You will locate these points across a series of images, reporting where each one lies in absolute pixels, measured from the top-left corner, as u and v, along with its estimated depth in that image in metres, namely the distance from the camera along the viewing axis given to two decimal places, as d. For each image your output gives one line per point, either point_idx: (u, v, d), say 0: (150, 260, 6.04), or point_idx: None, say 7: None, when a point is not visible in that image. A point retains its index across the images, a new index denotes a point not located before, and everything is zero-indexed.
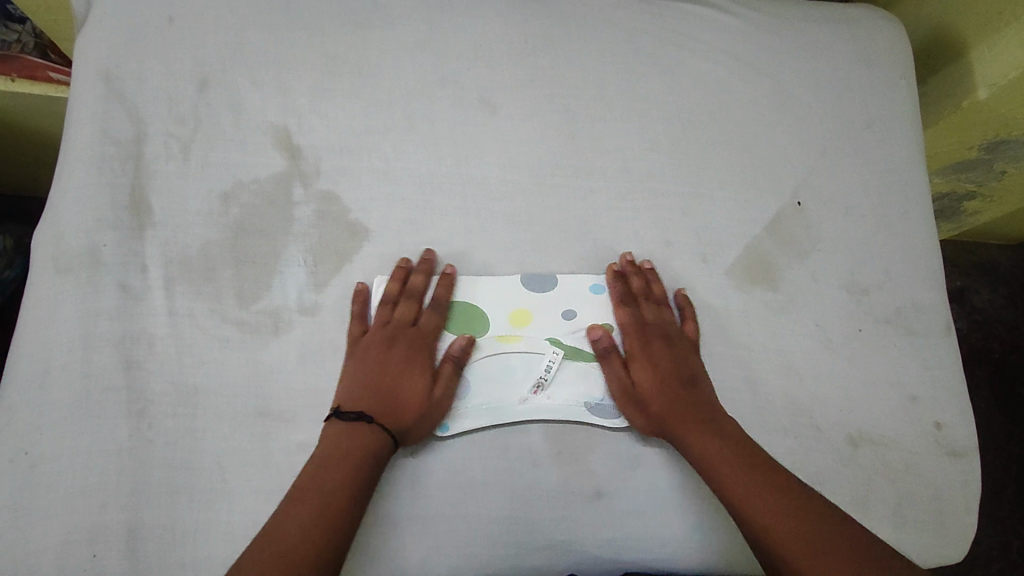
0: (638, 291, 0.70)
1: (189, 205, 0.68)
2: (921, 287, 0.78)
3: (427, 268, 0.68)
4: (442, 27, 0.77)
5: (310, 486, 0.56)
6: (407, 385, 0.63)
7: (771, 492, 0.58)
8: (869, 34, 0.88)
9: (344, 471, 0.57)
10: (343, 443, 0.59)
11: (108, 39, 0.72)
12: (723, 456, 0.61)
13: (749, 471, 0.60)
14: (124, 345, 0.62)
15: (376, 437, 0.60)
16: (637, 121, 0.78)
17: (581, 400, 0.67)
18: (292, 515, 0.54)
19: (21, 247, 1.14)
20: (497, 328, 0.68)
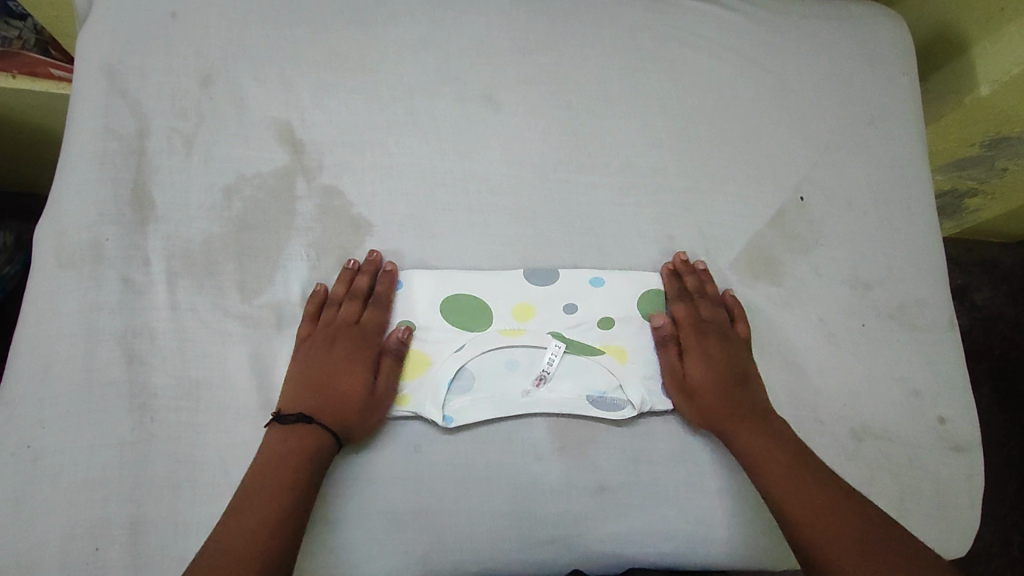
0: (692, 288, 0.71)
1: (191, 200, 0.68)
2: (924, 282, 0.78)
3: (372, 268, 0.67)
4: (445, 22, 0.77)
5: (256, 488, 0.56)
6: (347, 383, 0.62)
7: (819, 493, 0.58)
8: (871, 30, 0.88)
9: (289, 471, 0.57)
10: (287, 445, 0.58)
11: (111, 34, 0.72)
12: (762, 450, 0.62)
13: (788, 468, 0.60)
14: (126, 338, 0.62)
15: (319, 436, 0.59)
16: (640, 116, 0.78)
17: (582, 393, 0.66)
18: (240, 519, 0.54)
19: (21, 244, 1.14)
20: (498, 321, 0.68)
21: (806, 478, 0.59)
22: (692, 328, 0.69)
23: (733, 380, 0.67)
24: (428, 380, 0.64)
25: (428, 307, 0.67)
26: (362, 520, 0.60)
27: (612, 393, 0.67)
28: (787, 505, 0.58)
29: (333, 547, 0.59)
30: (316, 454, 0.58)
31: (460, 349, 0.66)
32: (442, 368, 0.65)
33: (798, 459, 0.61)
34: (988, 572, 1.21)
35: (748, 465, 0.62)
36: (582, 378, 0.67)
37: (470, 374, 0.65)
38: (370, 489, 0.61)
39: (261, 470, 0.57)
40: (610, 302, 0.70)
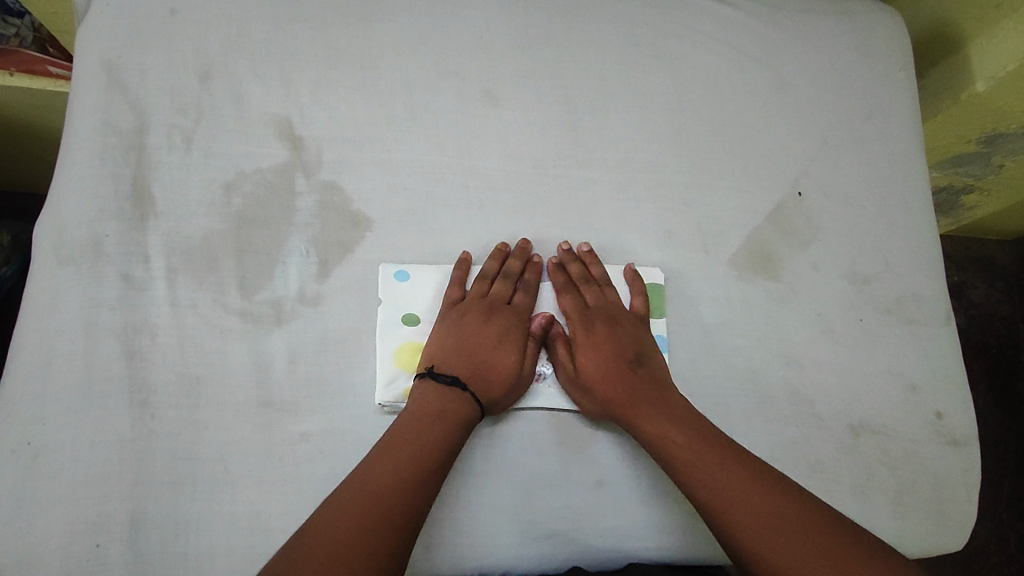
0: (575, 276, 0.70)
1: (191, 196, 0.68)
2: (921, 278, 0.78)
3: (525, 254, 0.70)
4: (444, 18, 0.77)
5: (392, 454, 0.56)
6: (498, 359, 0.64)
7: (729, 479, 0.56)
8: (867, 25, 0.89)
9: (426, 443, 0.57)
10: (429, 409, 0.59)
11: (110, 30, 0.72)
12: (667, 439, 0.60)
13: (707, 457, 0.58)
14: (126, 335, 0.62)
15: (464, 406, 0.60)
16: (639, 112, 0.78)
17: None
18: (387, 464, 0.55)
19: (18, 244, 1.14)
20: None
21: (728, 468, 0.57)
22: (580, 322, 0.68)
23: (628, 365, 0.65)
24: None
25: (428, 301, 0.68)
26: None
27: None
28: (705, 494, 0.57)
29: None
30: (455, 427, 0.59)
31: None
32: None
33: (710, 444, 0.59)
34: (983, 568, 1.22)
35: (661, 455, 0.60)
36: None
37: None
38: None
39: (395, 434, 0.58)
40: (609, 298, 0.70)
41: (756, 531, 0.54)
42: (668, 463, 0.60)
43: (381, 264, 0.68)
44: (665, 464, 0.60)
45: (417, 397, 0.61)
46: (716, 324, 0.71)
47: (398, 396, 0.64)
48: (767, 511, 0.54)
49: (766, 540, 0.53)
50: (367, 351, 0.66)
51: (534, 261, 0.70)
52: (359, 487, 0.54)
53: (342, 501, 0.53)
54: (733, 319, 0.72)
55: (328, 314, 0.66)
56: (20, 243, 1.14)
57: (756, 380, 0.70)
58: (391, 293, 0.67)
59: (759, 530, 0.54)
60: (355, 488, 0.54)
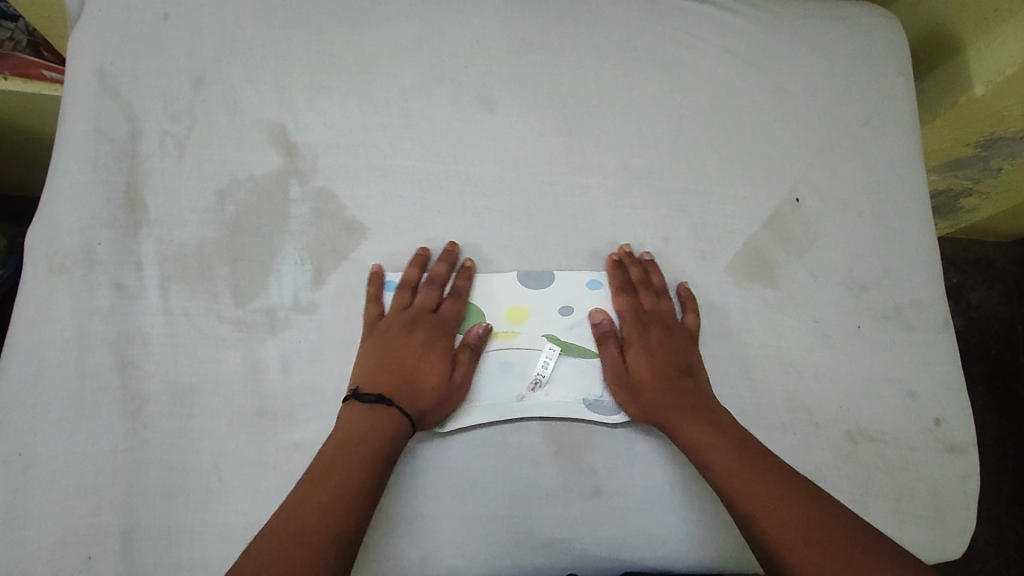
0: (635, 280, 0.70)
1: (184, 204, 0.67)
2: (919, 283, 0.78)
3: (447, 258, 0.68)
4: (440, 23, 0.77)
5: (317, 481, 0.55)
6: (425, 370, 0.63)
7: (763, 482, 0.58)
8: (865, 30, 0.88)
9: (354, 464, 0.57)
10: (355, 429, 0.59)
11: (103, 36, 0.71)
12: (705, 443, 0.61)
13: (745, 465, 0.59)
14: (119, 344, 0.62)
15: (391, 422, 0.60)
16: (636, 118, 0.78)
17: (578, 398, 0.66)
18: (313, 495, 0.54)
19: (12, 247, 1.15)
20: (494, 324, 0.68)
21: (766, 477, 0.58)
22: (635, 327, 0.68)
23: (677, 372, 0.66)
24: None
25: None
26: None
27: (607, 398, 0.67)
28: (742, 500, 0.57)
29: None
30: (382, 445, 0.58)
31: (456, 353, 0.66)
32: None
33: (745, 451, 0.60)
34: (982, 571, 1.22)
35: (698, 460, 0.61)
36: (577, 382, 0.67)
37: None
38: None
39: (322, 460, 0.57)
40: (605, 306, 0.70)
41: (790, 539, 0.54)
42: (704, 469, 0.61)
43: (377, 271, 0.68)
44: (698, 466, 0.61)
45: (345, 417, 0.60)
46: (713, 331, 0.71)
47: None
48: (802, 519, 0.55)
49: (801, 549, 0.53)
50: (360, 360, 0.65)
51: (463, 266, 0.68)
52: (285, 517, 0.53)
53: (271, 536, 0.52)
54: (730, 325, 0.71)
55: (323, 322, 0.66)
56: (14, 246, 1.14)
57: (753, 388, 0.69)
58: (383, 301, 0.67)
59: (790, 533, 0.54)
60: (281, 519, 0.53)
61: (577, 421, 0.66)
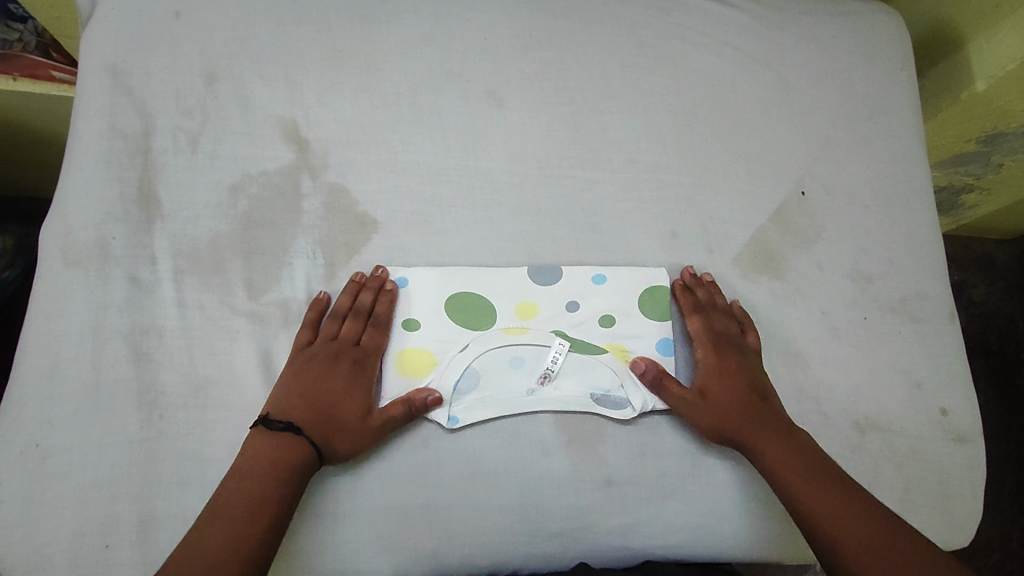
0: (704, 301, 0.71)
1: (197, 197, 0.68)
2: (925, 276, 0.78)
3: (375, 286, 0.66)
4: (447, 20, 0.78)
5: (218, 520, 0.54)
6: (346, 407, 0.61)
7: (842, 504, 0.58)
8: (867, 26, 0.89)
9: (257, 499, 0.55)
10: (258, 460, 0.57)
11: (116, 34, 0.72)
12: (782, 463, 0.62)
13: (822, 485, 0.60)
14: (134, 337, 0.62)
15: (295, 450, 0.58)
16: (642, 113, 0.79)
17: (586, 392, 0.67)
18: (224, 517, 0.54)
19: (21, 247, 1.16)
20: (505, 319, 0.68)
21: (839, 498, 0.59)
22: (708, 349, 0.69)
23: (747, 392, 0.66)
24: (438, 379, 0.65)
25: (434, 303, 0.67)
26: (369, 515, 0.60)
27: (615, 391, 0.67)
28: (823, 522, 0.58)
29: (342, 541, 0.59)
30: (286, 476, 0.57)
31: (465, 349, 0.66)
32: (449, 368, 0.65)
33: (824, 473, 0.61)
34: (986, 565, 1.22)
35: (775, 480, 0.62)
36: (585, 376, 0.67)
37: (475, 373, 0.66)
38: (377, 485, 0.61)
39: (223, 494, 0.56)
40: (613, 301, 0.70)
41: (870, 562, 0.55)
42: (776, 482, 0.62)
43: (389, 266, 0.68)
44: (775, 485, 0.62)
45: (250, 446, 0.58)
46: None
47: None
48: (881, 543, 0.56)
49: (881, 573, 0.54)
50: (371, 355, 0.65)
51: (386, 289, 0.67)
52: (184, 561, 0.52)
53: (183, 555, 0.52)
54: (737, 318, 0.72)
55: None
56: (22, 246, 1.15)
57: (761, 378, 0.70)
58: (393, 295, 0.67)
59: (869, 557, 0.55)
60: (182, 562, 0.52)
61: (587, 412, 0.66)
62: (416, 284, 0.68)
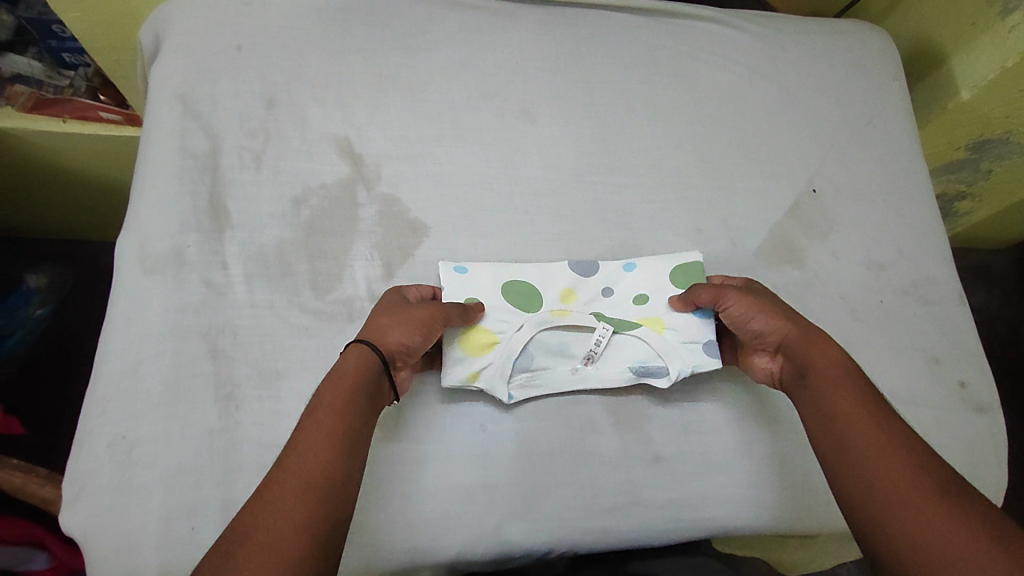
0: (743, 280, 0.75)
1: (262, 209, 0.74)
2: (933, 262, 0.84)
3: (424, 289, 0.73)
4: (481, 47, 0.86)
5: (279, 510, 0.47)
6: (387, 318, 0.63)
7: (886, 431, 0.55)
8: (860, 42, 0.98)
9: (319, 478, 0.50)
10: (331, 403, 0.55)
11: (184, 67, 0.79)
12: (830, 377, 0.60)
13: (869, 411, 0.57)
14: (210, 335, 0.67)
15: (354, 366, 0.58)
16: (662, 124, 0.86)
17: (626, 367, 0.71)
18: (299, 456, 0.50)
19: (52, 285, 1.31)
20: (549, 305, 0.73)
21: (869, 416, 0.56)
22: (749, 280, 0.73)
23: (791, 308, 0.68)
24: (494, 358, 0.69)
25: (488, 289, 0.73)
26: (435, 495, 0.64)
27: (654, 362, 0.71)
28: (859, 439, 0.55)
29: (413, 521, 0.63)
30: (356, 413, 0.55)
31: (520, 329, 0.71)
32: (507, 346, 0.70)
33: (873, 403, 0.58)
34: None
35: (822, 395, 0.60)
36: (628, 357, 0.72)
37: (529, 354, 0.70)
38: (442, 465, 0.65)
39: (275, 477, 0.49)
40: (644, 284, 0.76)
41: (919, 491, 0.50)
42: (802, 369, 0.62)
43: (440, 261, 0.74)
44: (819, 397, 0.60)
45: (295, 436, 0.53)
46: None
47: (463, 378, 0.67)
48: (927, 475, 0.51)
49: (928, 503, 0.49)
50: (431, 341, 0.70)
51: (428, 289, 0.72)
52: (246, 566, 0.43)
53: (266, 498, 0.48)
54: None
55: None
56: (54, 284, 1.31)
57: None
58: (450, 282, 0.72)
59: (912, 484, 0.50)
60: (247, 556, 0.44)
61: (633, 394, 0.71)
62: (473, 271, 0.72)
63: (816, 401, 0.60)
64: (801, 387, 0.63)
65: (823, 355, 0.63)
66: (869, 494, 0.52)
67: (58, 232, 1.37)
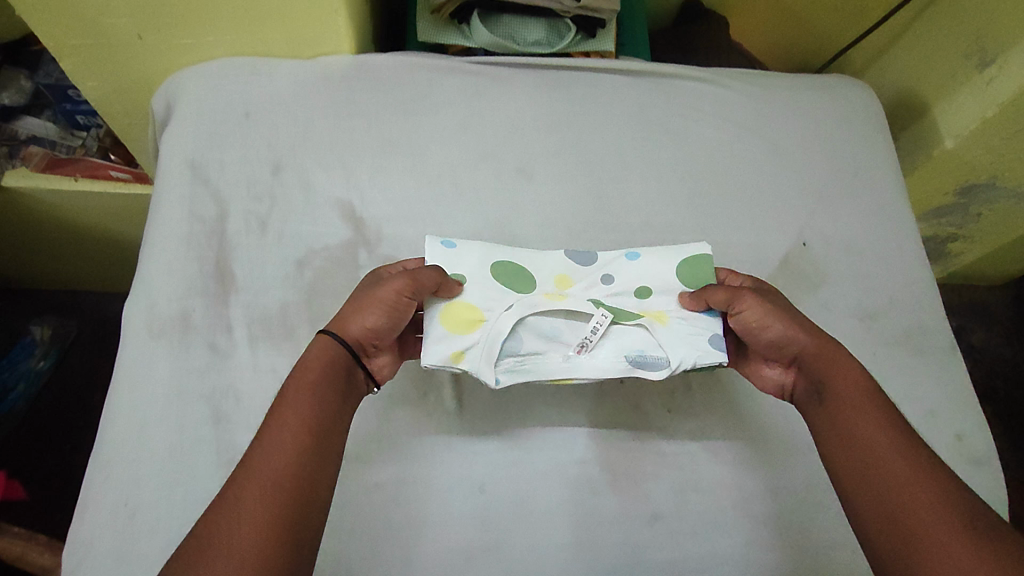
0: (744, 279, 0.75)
1: (267, 272, 0.76)
2: (926, 312, 0.86)
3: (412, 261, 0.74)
4: (480, 109, 0.89)
5: (250, 506, 0.50)
6: (352, 306, 0.65)
7: (900, 449, 0.57)
8: (845, 97, 1.01)
9: (287, 482, 0.52)
10: (301, 404, 0.57)
11: (193, 134, 0.83)
12: (848, 394, 0.62)
13: (884, 431, 0.58)
14: (213, 399, 0.68)
15: (317, 362, 0.61)
16: (655, 181, 0.88)
17: (622, 357, 0.69)
18: (267, 458, 0.53)
19: (55, 337, 1.34)
20: (543, 287, 0.74)
21: (885, 435, 0.58)
22: (753, 280, 0.75)
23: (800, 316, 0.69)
24: (479, 340, 0.67)
25: (477, 267, 0.72)
26: (436, 560, 0.64)
27: (654, 355, 0.69)
28: (872, 457, 0.57)
29: None
30: (325, 413, 0.58)
31: (509, 309, 0.69)
32: (494, 326, 0.68)
33: (890, 420, 0.59)
34: None
35: (838, 413, 0.61)
36: (621, 414, 0.73)
37: (519, 337, 0.69)
38: (443, 528, 0.66)
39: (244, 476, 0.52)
40: (642, 275, 0.76)
41: (928, 513, 0.52)
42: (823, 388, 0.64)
43: (427, 237, 0.73)
44: (837, 414, 0.62)
45: (265, 432, 0.56)
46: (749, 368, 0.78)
47: (447, 358, 0.66)
48: (940, 494, 0.53)
49: (939, 527, 0.51)
50: (430, 398, 0.71)
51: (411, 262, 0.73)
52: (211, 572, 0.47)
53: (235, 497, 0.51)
54: None
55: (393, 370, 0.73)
56: (57, 336, 1.34)
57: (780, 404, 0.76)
58: (437, 256, 0.72)
59: (926, 506, 0.52)
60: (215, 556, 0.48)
61: (632, 452, 0.72)
62: (459, 247, 0.72)
63: (834, 418, 0.62)
64: (817, 400, 0.64)
65: (838, 371, 0.64)
66: (881, 515, 0.54)
67: (65, 283, 1.41)
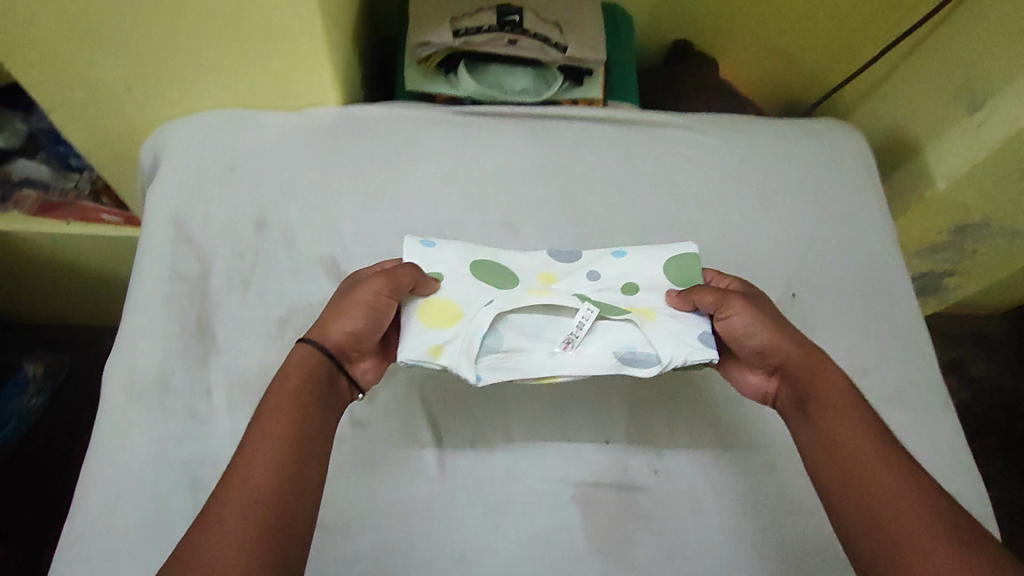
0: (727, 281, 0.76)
1: (249, 332, 0.75)
2: (917, 364, 0.85)
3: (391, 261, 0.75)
4: (466, 160, 0.89)
5: (242, 517, 0.51)
6: (332, 311, 0.66)
7: (884, 459, 0.58)
8: (833, 144, 1.00)
9: (276, 490, 0.53)
10: (287, 414, 0.58)
11: (177, 189, 0.83)
12: (832, 403, 0.63)
13: (868, 441, 0.59)
14: (191, 467, 0.68)
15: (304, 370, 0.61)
16: (642, 231, 0.88)
17: (610, 351, 0.68)
18: (257, 468, 0.54)
19: (49, 372, 1.30)
20: (527, 283, 0.74)
21: (868, 445, 0.59)
22: (741, 283, 0.76)
23: (782, 322, 0.70)
24: (457, 336, 0.66)
25: (455, 265, 0.73)
26: None
27: (643, 351, 0.68)
28: (857, 466, 0.58)
29: None
30: (310, 422, 0.58)
31: (489, 304, 0.68)
32: (473, 322, 0.67)
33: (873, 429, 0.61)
34: None
35: (823, 420, 0.62)
36: (605, 480, 0.73)
37: (499, 335, 0.68)
38: None
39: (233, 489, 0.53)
40: (628, 271, 0.76)
41: (911, 523, 0.53)
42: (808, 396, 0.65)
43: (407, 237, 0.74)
44: (821, 422, 0.62)
45: (250, 443, 0.56)
46: (734, 427, 0.78)
47: (424, 355, 0.65)
48: (922, 505, 0.54)
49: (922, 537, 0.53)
50: (411, 464, 0.72)
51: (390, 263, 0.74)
52: None
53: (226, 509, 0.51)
54: (746, 419, 0.78)
55: (375, 434, 0.73)
56: (50, 373, 1.30)
57: (762, 463, 0.76)
58: (415, 255, 0.73)
59: (910, 517, 0.54)
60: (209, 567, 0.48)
61: (615, 519, 0.71)
62: (438, 245, 0.72)
63: (818, 426, 0.63)
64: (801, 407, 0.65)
65: (822, 379, 0.65)
66: (867, 525, 0.55)
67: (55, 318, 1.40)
